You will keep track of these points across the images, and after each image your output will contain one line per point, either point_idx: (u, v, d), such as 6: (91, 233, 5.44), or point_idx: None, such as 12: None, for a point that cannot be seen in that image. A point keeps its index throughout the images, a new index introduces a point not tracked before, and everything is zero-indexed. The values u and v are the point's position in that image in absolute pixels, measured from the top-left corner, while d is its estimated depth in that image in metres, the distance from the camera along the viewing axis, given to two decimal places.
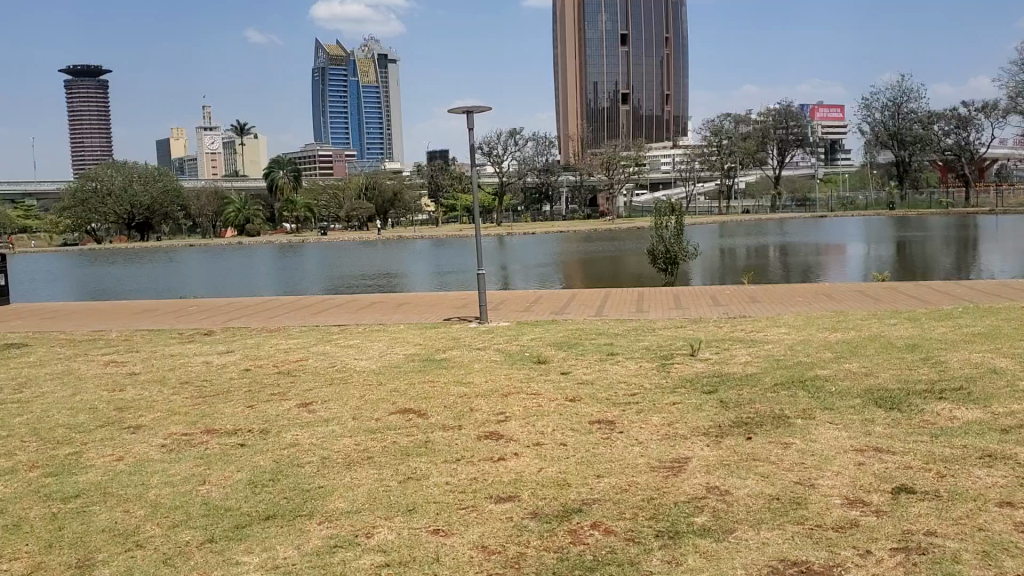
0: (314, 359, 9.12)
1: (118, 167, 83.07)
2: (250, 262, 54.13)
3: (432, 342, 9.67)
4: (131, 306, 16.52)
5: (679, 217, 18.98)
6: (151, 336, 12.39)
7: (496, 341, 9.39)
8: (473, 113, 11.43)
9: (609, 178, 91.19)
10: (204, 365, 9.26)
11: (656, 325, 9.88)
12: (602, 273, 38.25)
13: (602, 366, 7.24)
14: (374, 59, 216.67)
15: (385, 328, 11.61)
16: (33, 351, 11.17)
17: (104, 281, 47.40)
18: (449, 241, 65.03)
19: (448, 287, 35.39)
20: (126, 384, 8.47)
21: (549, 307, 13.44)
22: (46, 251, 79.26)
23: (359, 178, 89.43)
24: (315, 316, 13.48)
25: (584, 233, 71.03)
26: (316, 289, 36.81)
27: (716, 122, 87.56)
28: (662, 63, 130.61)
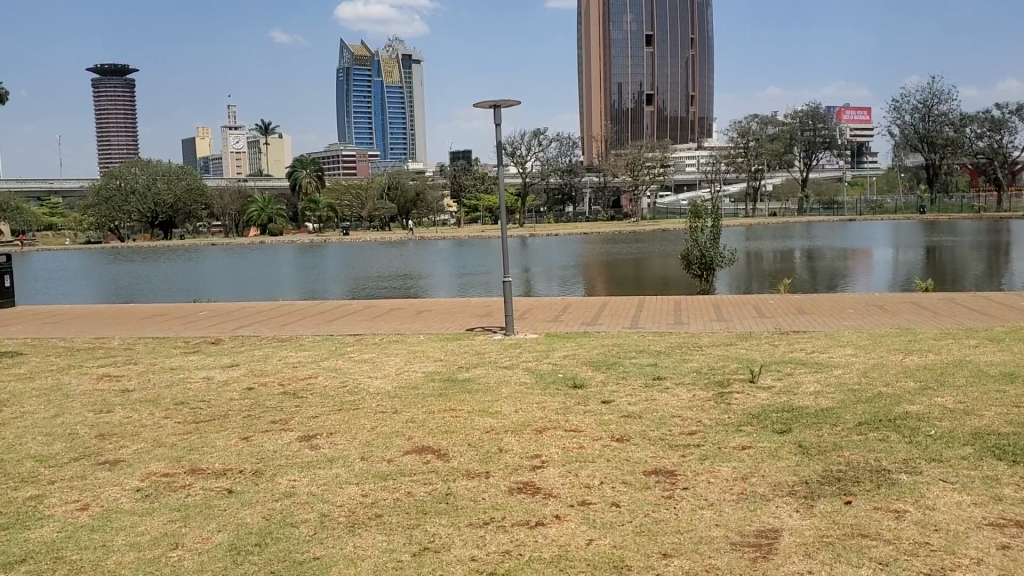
0: (325, 375, 8.26)
1: (142, 166, 83.07)
2: (271, 261, 53.65)
3: (454, 358, 8.80)
4: (140, 310, 15.74)
5: (716, 218, 17.98)
6: (155, 345, 11.58)
7: (526, 357, 8.50)
8: (500, 108, 10.54)
9: (634, 179, 90.21)
10: (204, 382, 8.43)
11: (701, 342, 8.97)
12: (625, 275, 37.24)
13: (650, 393, 6.32)
14: (398, 59, 216.31)
15: (404, 340, 10.77)
16: (26, 361, 10.41)
17: (124, 280, 46.87)
18: (472, 242, 64.31)
19: (469, 289, 34.51)
20: (116, 403, 7.63)
21: (579, 316, 12.56)
22: (70, 249, 79.26)
23: (382, 177, 88.98)
24: (330, 325, 12.65)
25: (607, 235, 70.08)
26: (338, 289, 35.90)
27: (742, 123, 86.30)
28: (687, 63, 129.18)
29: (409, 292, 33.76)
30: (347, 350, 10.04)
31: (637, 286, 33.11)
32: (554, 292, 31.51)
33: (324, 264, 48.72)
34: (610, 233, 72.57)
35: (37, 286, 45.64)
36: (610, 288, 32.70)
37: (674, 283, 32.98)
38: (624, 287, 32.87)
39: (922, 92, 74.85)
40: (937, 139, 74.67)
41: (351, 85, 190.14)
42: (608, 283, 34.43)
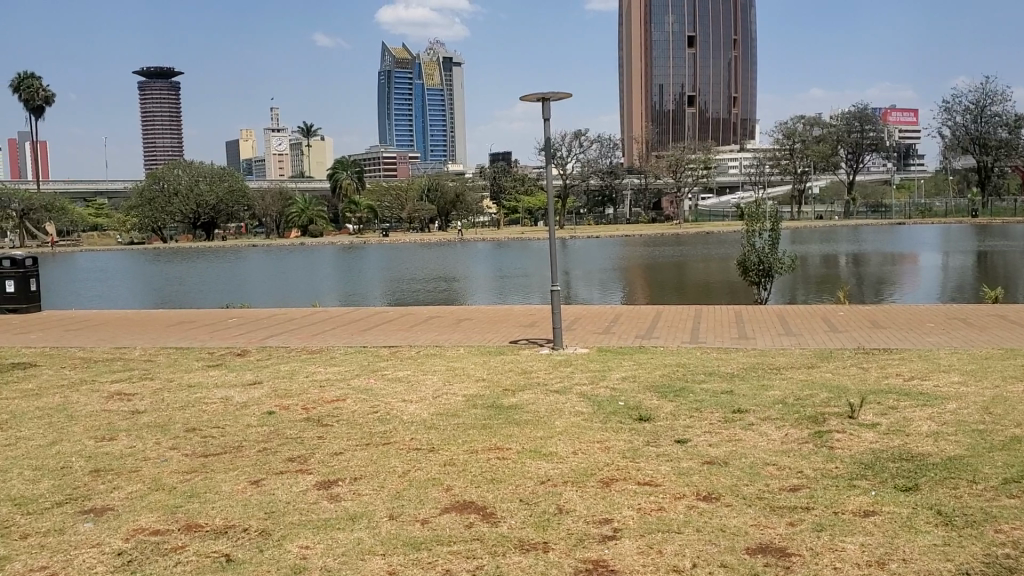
0: (357, 398, 7.38)
1: (185, 167, 83.42)
2: (311, 262, 53.31)
3: (500, 378, 7.89)
4: (167, 317, 15.04)
5: (775, 222, 16.91)
6: (177, 357, 10.80)
7: (582, 378, 7.55)
8: (549, 100, 9.64)
9: (677, 182, 89.07)
10: (222, 404, 7.59)
11: (777, 364, 7.97)
12: (667, 280, 36.17)
13: (733, 433, 5.36)
14: (439, 61, 216.53)
15: (443, 354, 9.87)
16: (37, 375, 9.66)
17: (167, 280, 46.67)
18: (511, 244, 63.47)
19: (510, 291, 33.63)
20: (121, 429, 6.79)
21: (633, 327, 11.60)
22: (114, 249, 79.78)
23: (422, 179, 88.71)
24: (363, 334, 11.82)
25: (650, 237, 68.89)
26: (378, 291, 35.15)
27: (788, 124, 84.54)
28: (729, 64, 127.46)
29: (451, 295, 32.90)
30: (385, 365, 9.19)
31: (682, 290, 32.01)
32: (595, 295, 30.69)
33: (364, 265, 48.18)
34: (652, 235, 71.54)
35: (80, 286, 45.59)
36: (653, 293, 31.65)
37: (720, 289, 31.82)
38: (668, 291, 31.80)
39: (974, 92, 72.93)
40: (990, 141, 72.49)
41: (392, 88, 190.70)
42: (648, 287, 33.40)
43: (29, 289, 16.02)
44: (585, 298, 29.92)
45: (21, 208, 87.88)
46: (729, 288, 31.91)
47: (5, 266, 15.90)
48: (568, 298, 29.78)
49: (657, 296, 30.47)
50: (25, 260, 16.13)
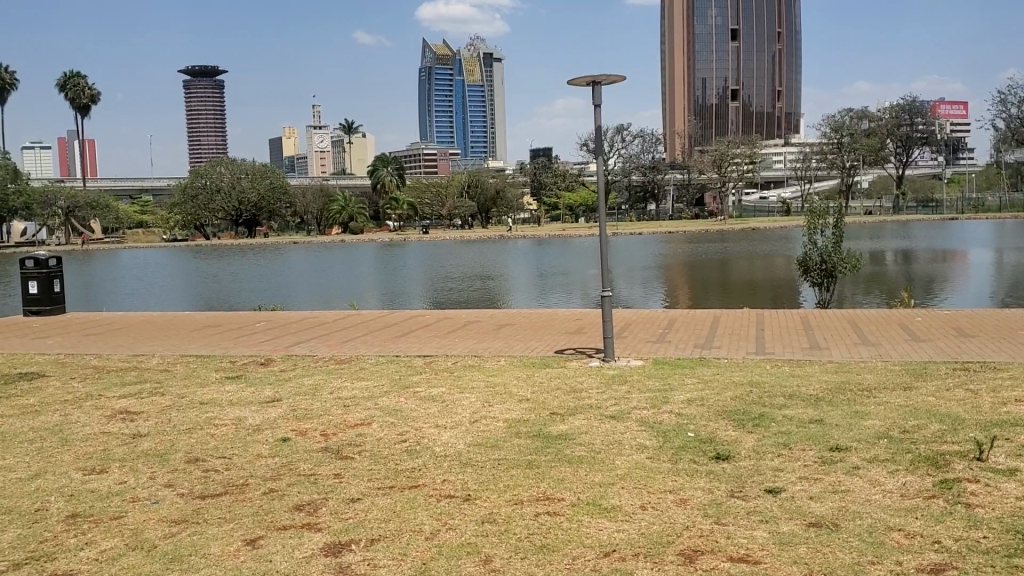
0: (387, 420, 6.51)
1: (228, 165, 83.58)
2: (352, 259, 52.83)
3: (552, 397, 7.01)
4: (192, 320, 14.29)
5: (838, 219, 15.80)
6: (197, 367, 10.00)
7: (646, 399, 6.63)
8: (599, 83, 8.71)
9: (722, 178, 87.38)
10: (233, 427, 6.72)
11: (866, 384, 6.96)
12: (709, 277, 34.99)
13: (836, 481, 4.42)
14: (479, 58, 215.70)
15: (482, 366, 8.96)
16: (44, 387, 8.92)
17: (209, 276, 46.46)
18: (552, 240, 62.47)
19: (552, 289, 32.59)
20: (115, 459, 5.94)
21: (689, 335, 10.60)
22: (157, 246, 80.18)
23: (462, 175, 88.15)
24: (395, 342, 10.95)
25: (694, 234, 67.52)
26: (417, 288, 34.28)
27: (836, 118, 82.47)
28: (773, 57, 125.03)
29: (491, 293, 31.89)
30: (426, 379, 8.33)
31: (728, 288, 30.77)
32: (642, 295, 29.47)
33: (404, 263, 47.50)
34: (697, 232, 70.17)
35: (122, 282, 45.56)
36: (698, 291, 30.46)
37: (766, 287, 30.54)
38: (713, 289, 30.57)
39: None
40: None
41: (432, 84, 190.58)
42: (693, 285, 32.24)
43: (52, 291, 15.36)
44: (627, 297, 28.80)
45: (66, 205, 88.76)
46: (778, 286, 30.59)
47: (28, 267, 15.30)
48: (612, 298, 28.75)
49: (701, 294, 29.33)
50: (49, 260, 15.52)
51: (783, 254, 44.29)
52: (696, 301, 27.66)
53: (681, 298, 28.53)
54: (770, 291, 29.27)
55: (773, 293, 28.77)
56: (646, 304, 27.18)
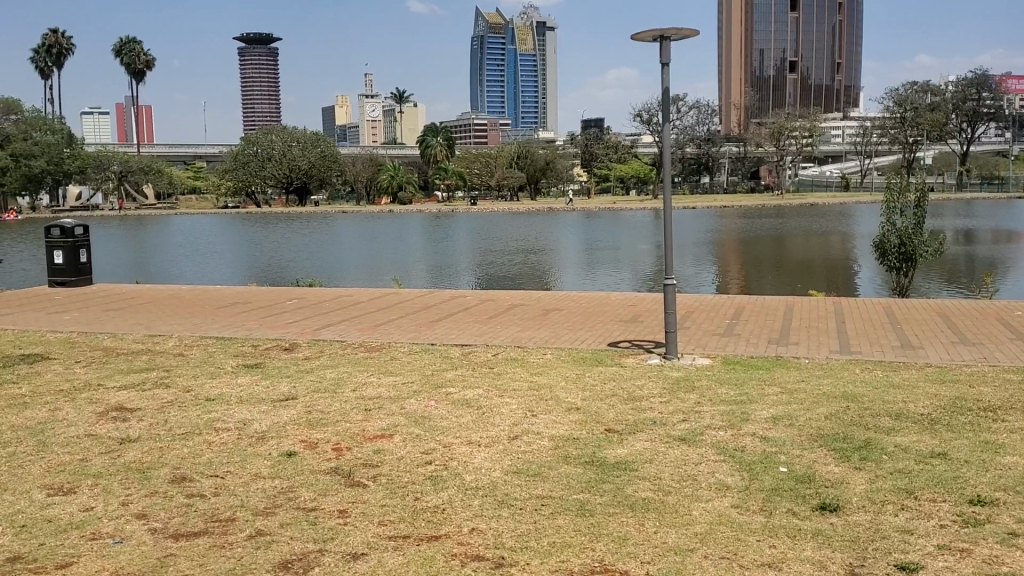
0: (413, 431, 5.51)
1: (279, 133, 83.27)
2: (402, 229, 52.07)
3: (613, 405, 6.02)
4: (223, 296, 13.48)
5: (921, 197, 14.44)
6: (214, 352, 9.09)
7: (724, 415, 5.58)
8: (668, 39, 7.61)
9: (779, 152, 84.93)
10: (234, 434, 5.76)
11: (987, 401, 5.79)
12: (764, 255, 33.38)
13: (989, 558, 3.33)
14: (532, 27, 212.71)
15: (526, 362, 7.93)
16: (43, 372, 8.06)
17: (258, 244, 45.97)
18: (601, 214, 61.07)
19: (601, 264, 31.23)
20: (85, 475, 5.00)
21: (760, 328, 9.51)
22: (209, 212, 80.37)
23: (512, 146, 86.81)
24: (431, 328, 9.96)
25: (748, 209, 65.53)
26: (465, 260, 33.25)
27: (900, 91, 79.27)
28: (834, 28, 121.10)
29: (538, 266, 30.75)
30: (466, 375, 7.34)
31: (782, 267, 29.28)
32: (698, 273, 27.98)
33: (451, 234, 46.53)
34: (754, 206, 68.06)
35: (171, 248, 45.32)
36: (749, 269, 29.02)
37: (823, 267, 28.93)
38: (766, 268, 29.10)
39: None
40: None
41: (484, 54, 188.80)
42: (745, 263, 30.63)
43: (79, 261, 14.64)
44: (681, 275, 27.30)
45: (120, 170, 89.47)
46: (834, 267, 29.01)
47: (55, 236, 14.60)
48: (665, 277, 27.38)
49: (752, 272, 27.95)
50: (76, 228, 14.78)
51: (839, 233, 42.27)
52: (749, 280, 26.26)
53: (732, 276, 27.15)
54: (826, 271, 27.71)
55: (827, 274, 27.23)
56: (697, 282, 25.86)
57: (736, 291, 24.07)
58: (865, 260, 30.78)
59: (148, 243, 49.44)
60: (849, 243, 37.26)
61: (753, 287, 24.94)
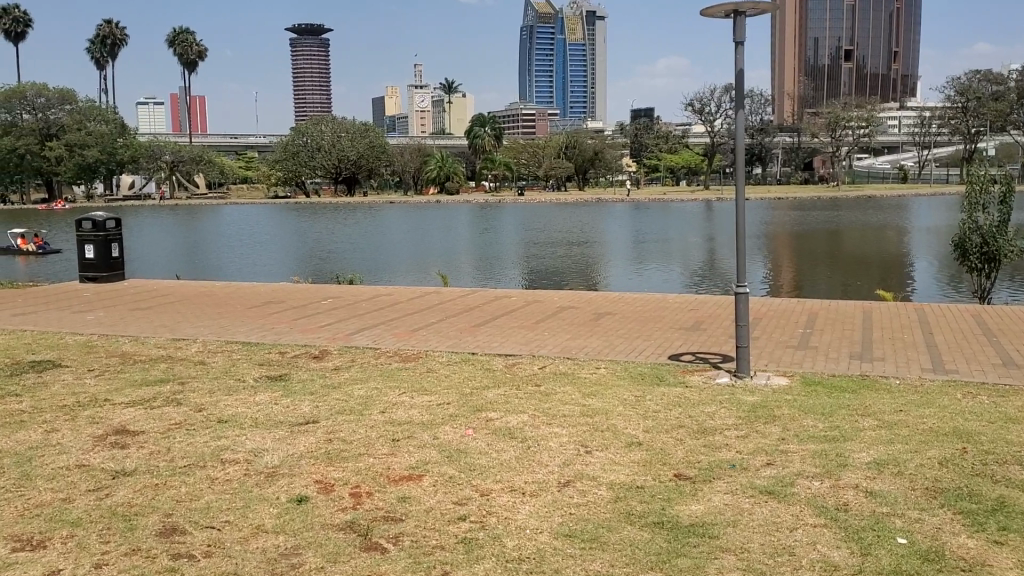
0: (447, 471, 4.69)
1: (328, 123, 83.25)
2: (449, 220, 51.49)
3: (684, 440, 5.18)
4: (256, 293, 12.82)
5: (1006, 191, 13.23)
6: (238, 359, 8.40)
7: (814, 460, 4.71)
8: (742, 15, 6.71)
9: (834, 143, 82.70)
10: (242, 468, 5.00)
11: None
12: (818, 249, 32.06)
13: None
14: (582, 17, 210.64)
15: (577, 378, 7.09)
16: (50, 383, 7.40)
17: (305, 234, 45.71)
18: (650, 205, 59.89)
19: (652, 257, 30.14)
20: (58, 525, 4.25)
21: (835, 340, 8.58)
22: (258, 202, 80.58)
23: (560, 135, 85.94)
24: (473, 334, 9.16)
25: (803, 201, 63.81)
26: (513, 251, 32.45)
27: (962, 80, 76.44)
28: (892, 15, 117.79)
29: (586, 259, 29.85)
30: (509, 394, 6.53)
31: (839, 262, 28.04)
32: (750, 267, 26.83)
33: (498, 225, 45.75)
34: (808, 198, 66.32)
35: (218, 238, 45.22)
36: (804, 263, 27.82)
37: (881, 262, 27.64)
38: (822, 262, 27.88)
39: None
40: None
41: (533, 44, 187.48)
42: (798, 257, 29.43)
43: (110, 256, 14.10)
44: (733, 270, 26.27)
45: (171, 160, 90.21)
46: (892, 262, 27.71)
47: (86, 229, 14.07)
48: (717, 271, 26.26)
49: (805, 267, 26.76)
50: (108, 222, 14.24)
51: (895, 226, 40.68)
52: (802, 275, 25.12)
53: (785, 270, 26.01)
54: (885, 267, 26.43)
55: (885, 269, 25.91)
56: (749, 277, 24.76)
57: (788, 286, 22.90)
58: (926, 255, 29.39)
59: (198, 233, 49.51)
60: (908, 237, 35.76)
61: (806, 282, 23.74)
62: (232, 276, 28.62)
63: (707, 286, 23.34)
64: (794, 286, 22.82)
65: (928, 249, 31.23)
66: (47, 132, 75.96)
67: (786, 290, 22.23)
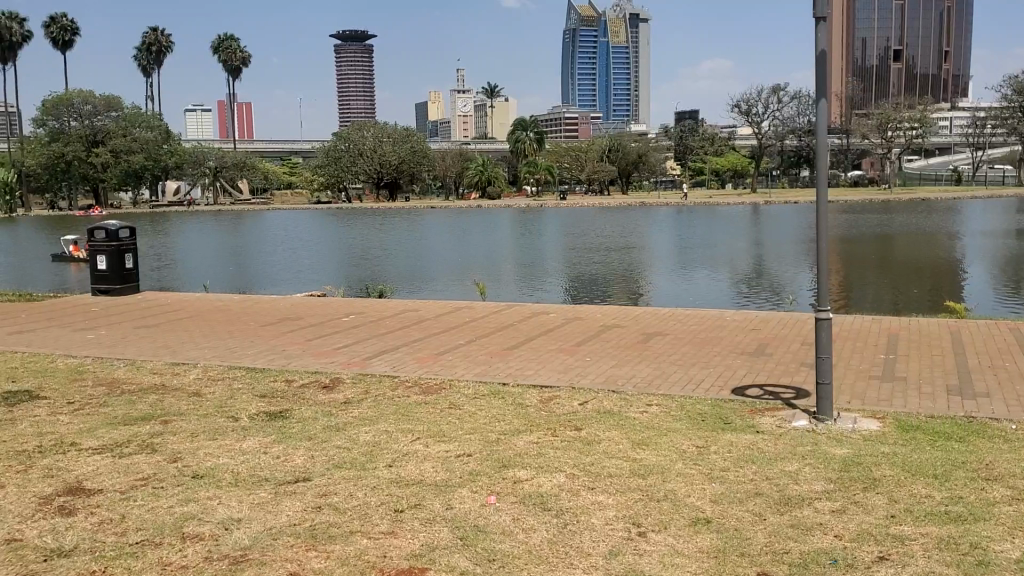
0: (458, 567, 3.60)
1: (370, 128, 82.81)
2: (490, 224, 50.53)
3: (766, 519, 4.05)
4: (274, 308, 11.87)
5: None
6: (239, 389, 7.42)
7: (945, 556, 3.55)
8: None
9: (886, 144, 80.51)
10: (204, 551, 3.97)
11: None
12: (868, 253, 30.66)
13: None
14: (624, 20, 209.03)
15: (624, 420, 5.99)
16: (18, 419, 6.45)
17: (344, 239, 45.05)
18: (696, 209, 58.49)
19: (698, 262, 28.93)
20: None
21: (923, 369, 7.36)
22: (301, 208, 80.44)
23: (603, 139, 84.79)
24: (505, 359, 8.10)
25: (853, 204, 62.15)
26: (555, 256, 31.32)
27: (1020, 78, 73.76)
28: (942, 14, 114.82)
29: (627, 264, 28.67)
30: (546, 439, 5.45)
31: (890, 268, 26.51)
32: (800, 274, 25.54)
33: (541, 229, 44.71)
34: (860, 201, 64.36)
35: (261, 243, 44.81)
36: (854, 269, 26.36)
37: (935, 268, 26.07)
38: (872, 268, 26.38)
39: None
40: None
41: (576, 48, 186.38)
42: (847, 263, 27.93)
43: (124, 267, 13.26)
44: (777, 276, 25.13)
45: (215, 165, 90.40)
46: (947, 268, 26.13)
47: (98, 239, 13.27)
48: (765, 277, 24.99)
49: (854, 273, 25.30)
50: (122, 231, 13.42)
51: (947, 230, 38.78)
52: (853, 282, 23.62)
53: (834, 277, 24.56)
54: (938, 273, 24.86)
55: (936, 276, 24.35)
56: (796, 284, 23.48)
57: (836, 294, 21.46)
58: (980, 260, 27.82)
59: (240, 237, 49.03)
60: (960, 242, 34.03)
61: (855, 289, 22.26)
62: (266, 281, 27.73)
63: (752, 294, 21.90)
64: (842, 294, 21.33)
65: (985, 254, 29.71)
66: (93, 138, 76.28)
67: (834, 299, 20.74)
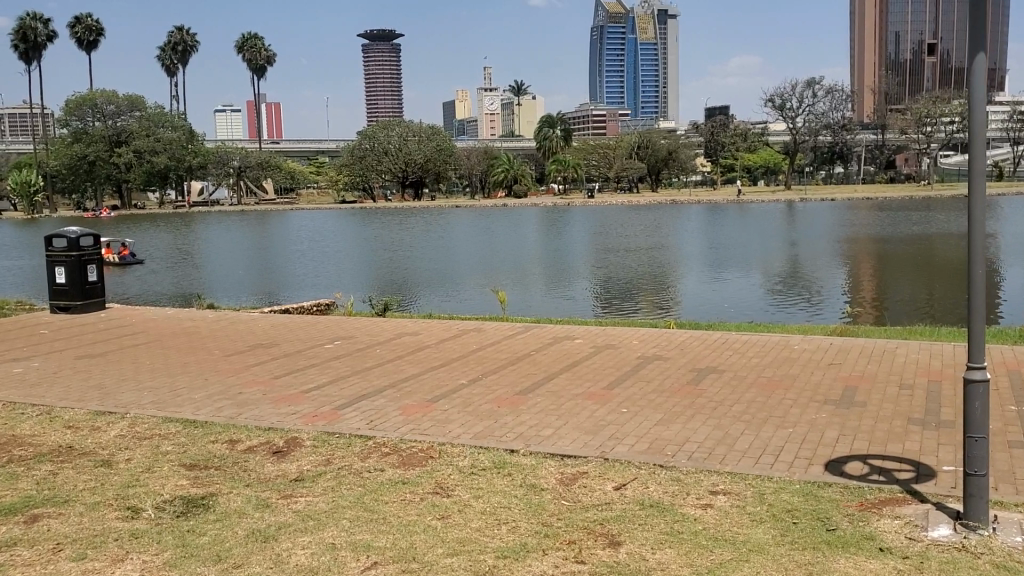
0: None
1: (395, 125, 80.99)
2: (516, 223, 48.29)
3: None
4: (252, 330, 10.07)
5: None
6: (161, 456, 5.60)
7: None
8: None
9: (924, 141, 77.80)
10: None
11: None
12: (908, 254, 28.43)
13: None
14: (653, 16, 205.85)
15: (686, 526, 4.09)
16: None
17: (363, 240, 43.20)
18: (728, 207, 56.30)
19: (731, 262, 26.78)
20: None
21: None
22: (325, 207, 78.97)
23: (631, 135, 82.49)
24: (514, 410, 6.25)
25: (890, 201, 59.82)
26: (583, 256, 29.34)
27: None
28: None
29: (656, 264, 26.64)
30: (565, 568, 3.63)
31: (929, 270, 23.97)
32: (838, 274, 23.39)
33: (565, 228, 42.68)
34: (899, 198, 61.68)
35: (280, 243, 43.14)
36: (889, 270, 24.00)
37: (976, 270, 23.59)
38: (908, 269, 24.10)
39: None
40: None
41: (604, 45, 183.92)
42: (882, 264, 25.51)
43: (86, 281, 11.53)
44: (811, 277, 23.01)
45: (239, 165, 89.00)
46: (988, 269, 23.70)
47: (57, 248, 11.60)
48: (800, 278, 22.85)
49: (887, 275, 22.89)
50: (85, 240, 11.75)
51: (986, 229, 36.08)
52: (889, 285, 21.29)
53: (870, 280, 22.25)
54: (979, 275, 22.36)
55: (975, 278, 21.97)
56: (831, 286, 21.39)
57: (872, 298, 19.21)
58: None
59: (263, 238, 47.41)
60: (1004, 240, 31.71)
61: (891, 293, 19.94)
62: (274, 283, 25.87)
63: (785, 297, 19.71)
64: (878, 299, 18.97)
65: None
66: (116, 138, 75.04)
67: (869, 304, 18.46)
